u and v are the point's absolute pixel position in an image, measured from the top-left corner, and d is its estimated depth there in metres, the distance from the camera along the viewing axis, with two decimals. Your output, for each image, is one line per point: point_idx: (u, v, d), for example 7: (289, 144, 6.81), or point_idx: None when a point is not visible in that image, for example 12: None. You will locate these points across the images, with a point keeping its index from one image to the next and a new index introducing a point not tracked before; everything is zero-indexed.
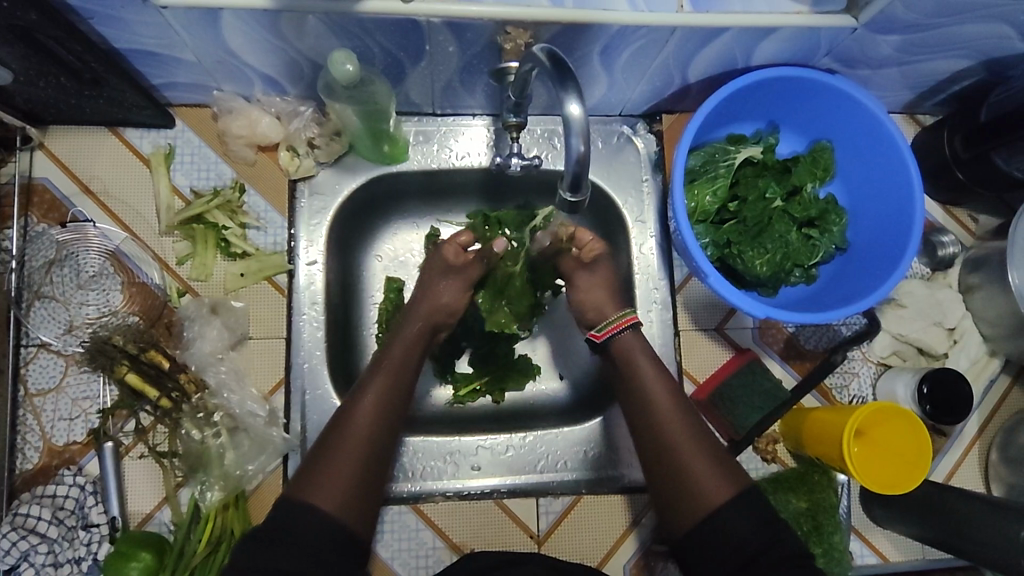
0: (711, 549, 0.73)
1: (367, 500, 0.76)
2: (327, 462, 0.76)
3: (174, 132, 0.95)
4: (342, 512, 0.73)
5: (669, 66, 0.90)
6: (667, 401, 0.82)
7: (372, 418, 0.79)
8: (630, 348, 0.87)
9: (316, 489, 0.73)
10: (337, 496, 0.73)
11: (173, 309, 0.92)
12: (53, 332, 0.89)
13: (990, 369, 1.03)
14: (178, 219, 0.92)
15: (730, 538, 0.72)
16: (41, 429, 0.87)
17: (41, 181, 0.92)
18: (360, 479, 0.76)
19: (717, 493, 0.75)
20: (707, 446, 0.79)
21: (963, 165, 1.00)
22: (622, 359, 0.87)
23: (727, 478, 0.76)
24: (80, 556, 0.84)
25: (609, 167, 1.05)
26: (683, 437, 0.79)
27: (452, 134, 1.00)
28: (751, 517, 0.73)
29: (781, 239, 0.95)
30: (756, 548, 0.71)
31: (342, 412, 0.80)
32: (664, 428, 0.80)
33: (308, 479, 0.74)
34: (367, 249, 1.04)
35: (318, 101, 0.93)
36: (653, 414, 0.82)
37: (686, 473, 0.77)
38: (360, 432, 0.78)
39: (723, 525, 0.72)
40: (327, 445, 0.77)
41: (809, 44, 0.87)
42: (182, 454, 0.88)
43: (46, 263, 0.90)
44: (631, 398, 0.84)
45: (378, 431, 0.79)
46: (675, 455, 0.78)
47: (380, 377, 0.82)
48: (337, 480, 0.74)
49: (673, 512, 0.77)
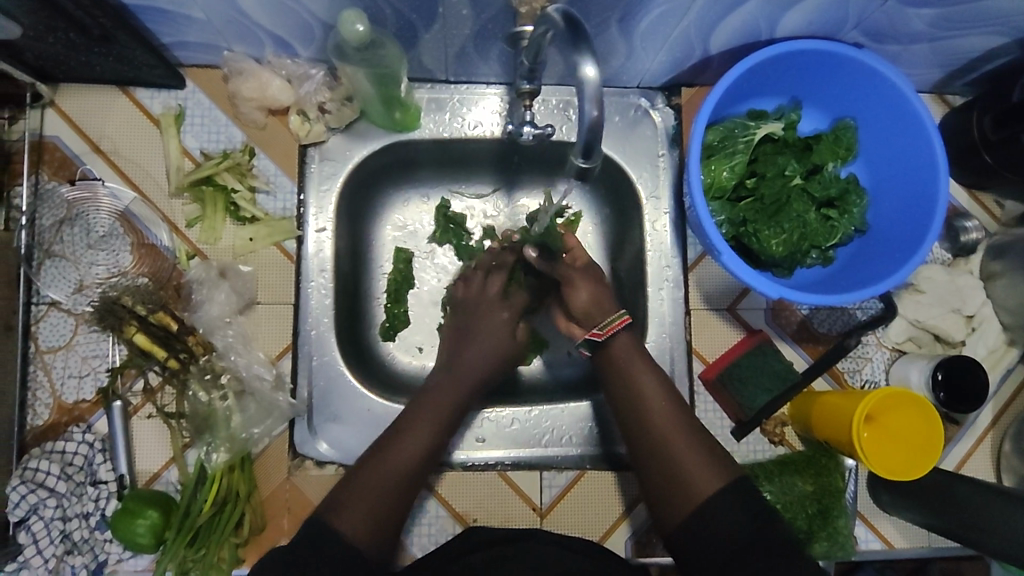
0: (701, 541, 0.70)
1: (391, 525, 0.74)
2: (364, 480, 0.75)
3: (184, 93, 0.93)
4: (364, 533, 0.71)
5: (690, 36, 0.88)
6: (659, 393, 0.80)
7: (421, 450, 0.78)
8: (621, 344, 0.83)
9: (345, 508, 0.72)
10: (366, 521, 0.72)
11: (182, 271, 0.91)
12: (63, 291, 0.89)
13: (1007, 359, 1.01)
14: (187, 180, 0.91)
15: (719, 526, 0.70)
16: (51, 386, 0.88)
17: (51, 140, 0.91)
18: (392, 503, 0.74)
19: (707, 483, 0.72)
20: (697, 435, 0.77)
21: (991, 148, 0.97)
22: (614, 357, 0.83)
23: (719, 468, 0.74)
24: (88, 512, 0.85)
25: (625, 141, 1.02)
26: (678, 429, 0.77)
27: (466, 102, 0.99)
28: (741, 504, 0.70)
29: (799, 219, 0.92)
30: (747, 539, 0.68)
31: (390, 435, 0.79)
32: (655, 416, 0.78)
33: (340, 497, 0.73)
34: (376, 218, 1.03)
35: (329, 65, 0.92)
36: (646, 411, 0.79)
37: (677, 463, 0.74)
38: (406, 458, 0.77)
39: (714, 514, 0.70)
40: (367, 463, 0.76)
41: (837, 15, 0.84)
42: (189, 415, 0.88)
43: (57, 221, 0.90)
44: (622, 393, 0.81)
45: (421, 464, 0.78)
46: (666, 446, 0.76)
47: (432, 408, 0.82)
48: (368, 502, 0.73)
49: (666, 506, 0.74)
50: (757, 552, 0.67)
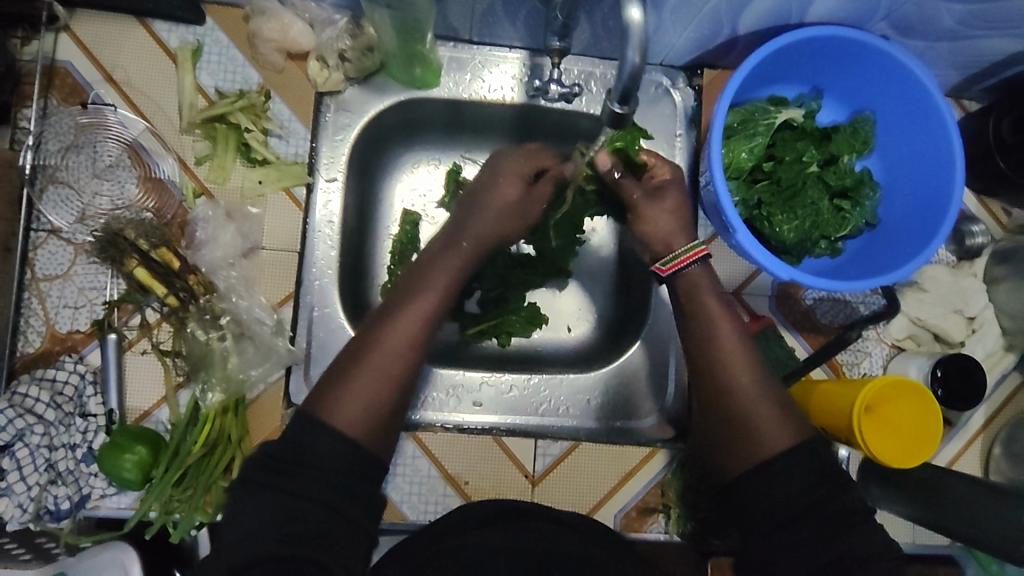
0: (758, 499, 0.68)
1: (390, 424, 0.71)
2: (355, 378, 0.70)
3: (203, 29, 0.92)
4: (366, 432, 0.68)
5: (721, 13, 0.87)
6: (734, 339, 0.76)
7: (409, 335, 0.73)
8: (695, 281, 0.80)
9: (339, 407, 0.69)
10: (363, 416, 0.69)
11: (187, 209, 0.90)
12: (64, 218, 0.87)
13: (1004, 364, 1.02)
14: (200, 116, 0.90)
15: (786, 484, 0.68)
16: (45, 314, 0.86)
17: (63, 65, 0.89)
18: (386, 397, 0.71)
19: (778, 441, 0.70)
20: (773, 393, 0.74)
21: (1005, 152, 0.98)
22: (686, 294, 0.80)
23: (792, 427, 0.72)
24: (75, 443, 0.83)
25: (643, 118, 1.02)
26: (747, 375, 0.74)
27: (487, 64, 0.97)
28: (807, 469, 0.68)
29: (812, 206, 0.92)
30: (812, 502, 0.66)
31: (378, 321, 0.74)
32: (728, 363, 0.75)
33: (333, 394, 0.69)
34: (387, 176, 1.02)
35: (353, 12, 0.91)
36: (720, 357, 0.76)
37: (746, 416, 0.72)
38: (394, 345, 0.72)
39: (783, 470, 0.68)
40: (352, 362, 0.72)
41: (868, 3, 0.84)
42: (185, 354, 0.87)
43: (63, 148, 0.88)
44: (689, 337, 0.78)
45: (413, 349, 0.73)
46: (735, 396, 0.73)
47: (420, 296, 0.76)
48: (360, 398, 0.69)
49: (727, 456, 0.72)
50: (796, 530, 0.66)
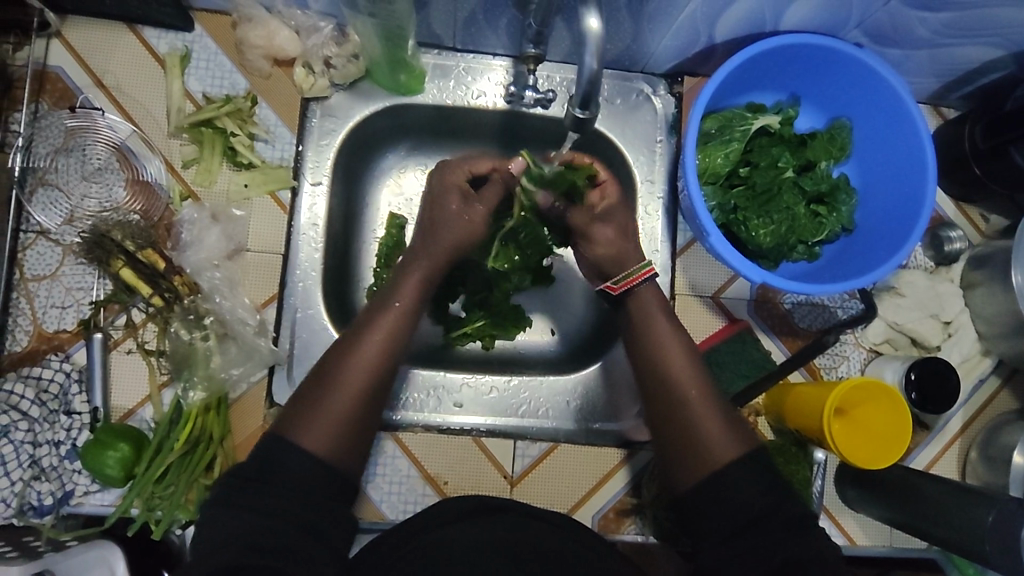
0: (710, 507, 0.71)
1: (359, 442, 0.73)
2: (324, 400, 0.73)
3: (192, 36, 0.94)
4: (334, 451, 0.71)
5: (697, 23, 0.89)
6: (681, 356, 0.80)
7: (374, 358, 0.76)
8: (644, 301, 0.85)
9: (308, 425, 0.71)
10: (332, 435, 0.71)
11: (174, 211, 0.92)
12: (53, 219, 0.89)
13: (981, 368, 1.03)
14: (187, 121, 0.92)
15: (736, 493, 0.70)
16: (33, 313, 0.88)
17: (55, 70, 0.91)
18: (354, 417, 0.73)
19: (726, 452, 0.73)
20: (721, 407, 0.77)
21: (980, 158, 0.99)
22: (636, 311, 0.85)
23: (738, 439, 0.74)
24: (59, 440, 0.85)
25: (624, 124, 1.04)
26: (694, 391, 0.77)
27: (471, 71, 0.99)
28: (758, 480, 0.71)
29: (788, 211, 0.94)
30: (760, 510, 0.69)
31: (344, 345, 0.77)
32: (677, 378, 0.79)
33: (302, 415, 0.72)
34: (372, 180, 1.04)
35: (338, 19, 0.93)
36: (668, 373, 0.79)
37: (694, 428, 0.75)
38: (360, 368, 0.75)
39: (733, 480, 0.71)
40: (322, 381, 0.75)
41: (840, 12, 0.86)
42: (169, 352, 0.88)
43: (53, 150, 0.90)
44: (641, 355, 0.82)
45: (378, 372, 0.76)
46: (684, 410, 0.77)
47: (385, 316, 0.79)
48: (329, 418, 0.72)
49: (678, 467, 0.75)
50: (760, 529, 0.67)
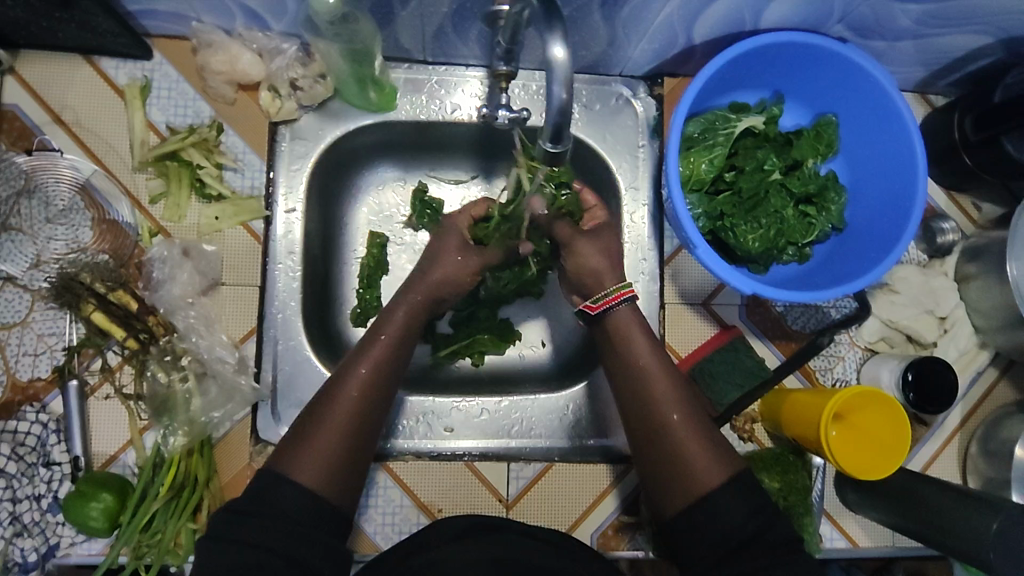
0: (695, 533, 0.69)
1: (355, 472, 0.71)
2: (315, 433, 0.71)
3: (151, 64, 0.90)
4: (325, 484, 0.68)
5: (674, 24, 0.86)
6: (663, 377, 0.78)
7: (362, 389, 0.74)
8: (620, 319, 0.82)
9: (299, 459, 0.69)
10: (323, 468, 0.69)
11: (143, 249, 0.89)
12: (19, 266, 0.86)
13: (978, 361, 1.01)
14: (152, 155, 0.89)
15: (720, 520, 0.68)
16: (4, 363, 0.85)
17: (10, 109, 0.88)
18: (346, 451, 0.71)
19: (710, 475, 0.71)
20: (703, 429, 0.75)
21: (970, 149, 0.96)
22: (615, 332, 0.82)
23: (723, 460, 0.72)
24: (40, 493, 0.83)
25: (605, 130, 1.01)
26: (676, 413, 0.75)
27: (444, 84, 0.96)
28: (743, 503, 0.69)
29: (775, 215, 0.92)
30: (748, 533, 0.67)
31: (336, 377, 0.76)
32: (657, 400, 0.77)
33: (293, 449, 0.70)
34: (349, 201, 1.01)
35: (302, 39, 0.89)
36: (650, 395, 0.77)
37: (677, 452, 0.73)
38: (350, 399, 0.73)
39: (717, 506, 0.69)
40: (316, 411, 0.73)
41: (821, 7, 0.83)
42: (148, 396, 0.86)
43: (14, 193, 0.87)
44: (622, 376, 0.80)
45: (369, 403, 0.74)
46: (666, 433, 0.75)
47: (376, 345, 0.78)
48: (322, 451, 0.70)
49: (666, 493, 0.73)
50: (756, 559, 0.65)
